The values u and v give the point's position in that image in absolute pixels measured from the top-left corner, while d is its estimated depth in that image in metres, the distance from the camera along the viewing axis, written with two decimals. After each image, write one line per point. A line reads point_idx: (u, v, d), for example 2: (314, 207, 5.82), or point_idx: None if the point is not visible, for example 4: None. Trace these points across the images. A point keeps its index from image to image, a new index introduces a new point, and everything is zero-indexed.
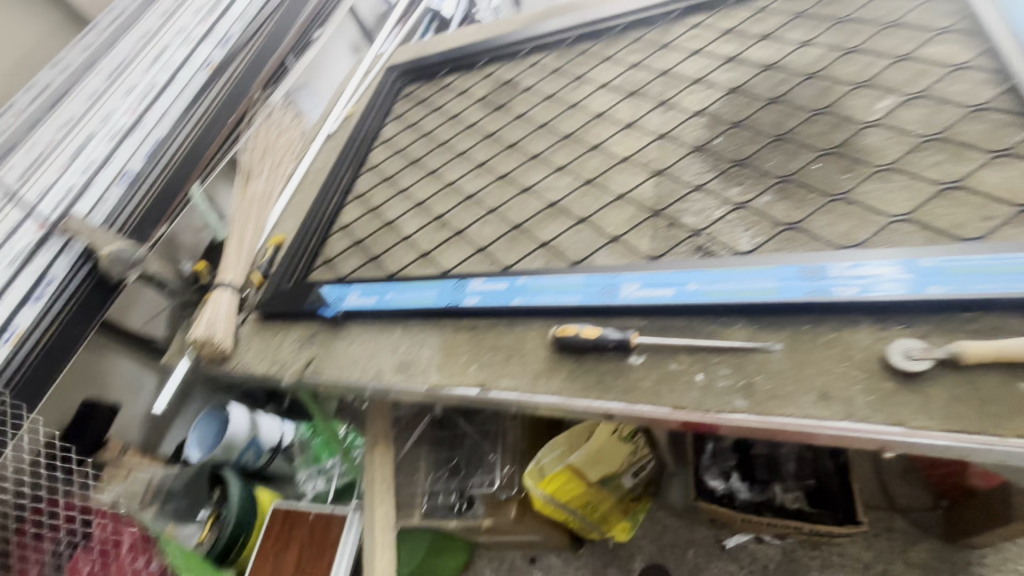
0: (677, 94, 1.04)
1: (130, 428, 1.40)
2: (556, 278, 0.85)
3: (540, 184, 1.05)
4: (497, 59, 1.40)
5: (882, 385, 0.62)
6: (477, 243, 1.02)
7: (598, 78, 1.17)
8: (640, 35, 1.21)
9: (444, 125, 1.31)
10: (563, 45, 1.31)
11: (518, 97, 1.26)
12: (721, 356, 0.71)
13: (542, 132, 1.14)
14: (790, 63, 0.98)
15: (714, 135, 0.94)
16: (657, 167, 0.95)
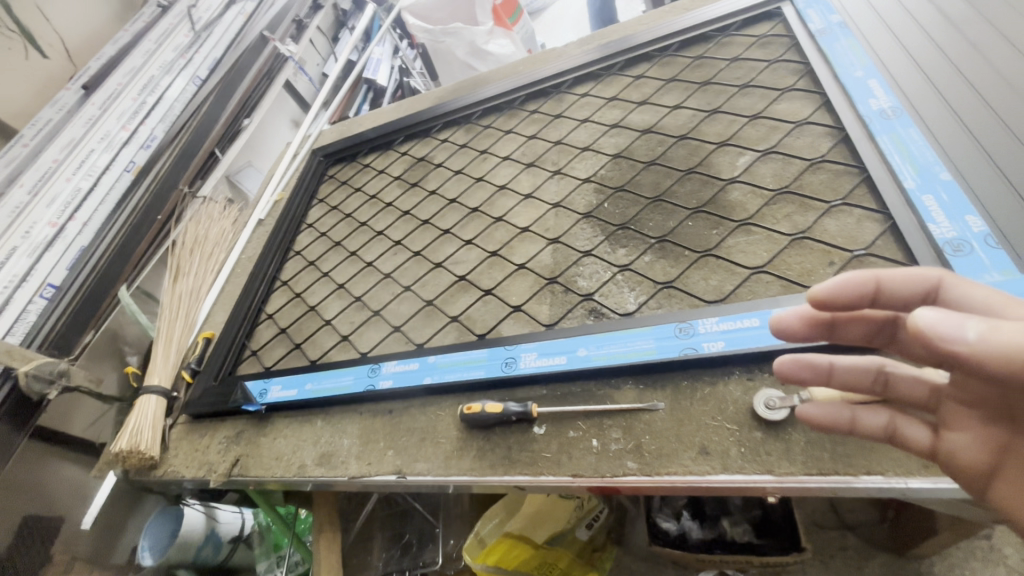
0: (570, 161, 1.12)
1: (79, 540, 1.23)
2: (462, 354, 0.89)
3: (452, 259, 1.10)
4: (413, 136, 1.48)
5: (753, 434, 0.66)
6: (394, 322, 1.05)
7: (500, 151, 1.25)
8: (538, 106, 1.31)
9: (365, 205, 1.37)
10: (471, 120, 1.40)
11: (432, 173, 1.33)
12: (612, 420, 0.74)
13: (453, 207, 1.20)
14: (663, 126, 1.07)
15: (602, 200, 1.01)
16: (553, 234, 1.01)
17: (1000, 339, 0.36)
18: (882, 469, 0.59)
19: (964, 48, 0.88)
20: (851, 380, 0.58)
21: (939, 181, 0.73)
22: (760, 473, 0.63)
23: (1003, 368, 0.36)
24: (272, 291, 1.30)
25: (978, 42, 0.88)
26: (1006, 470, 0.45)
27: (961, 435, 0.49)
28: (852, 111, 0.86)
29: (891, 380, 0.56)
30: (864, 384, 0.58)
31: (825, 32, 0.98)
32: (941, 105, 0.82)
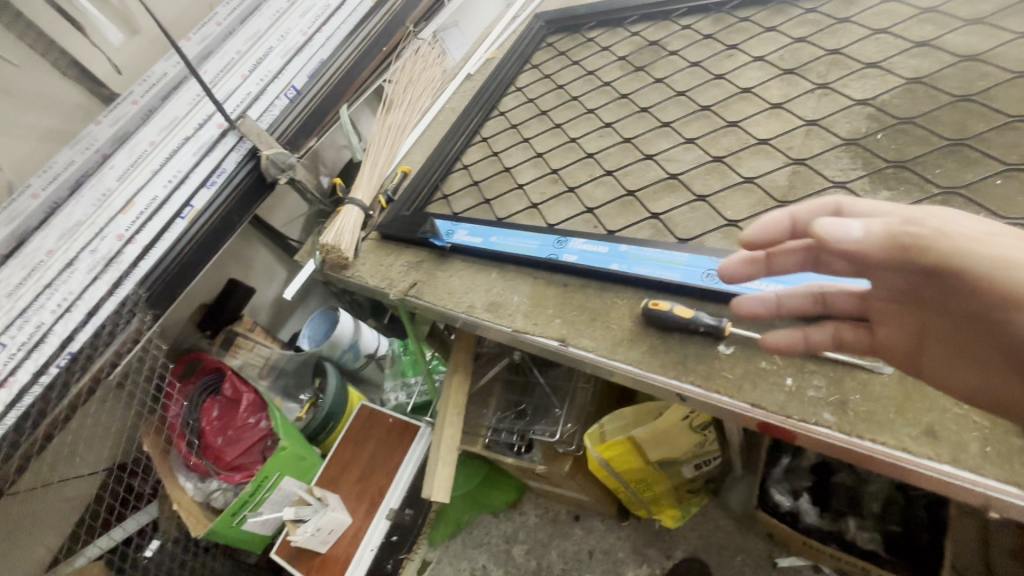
0: (843, 77, 0.94)
1: (261, 310, 1.63)
2: (659, 252, 0.85)
3: (666, 155, 1.02)
4: (648, 15, 1.34)
5: (1008, 440, 0.55)
6: (587, 203, 1.03)
7: (752, 50, 1.09)
8: (815, 4, 1.09)
9: (579, 80, 1.30)
10: (723, 10, 1.22)
11: (662, 60, 1.21)
12: (817, 366, 0.67)
13: (680, 101, 1.10)
14: (994, 56, 0.84)
15: (876, 130, 0.85)
16: (796, 156, 0.89)
17: (875, 230, 0.45)
18: None
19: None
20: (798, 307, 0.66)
21: None
22: (1004, 481, 0.53)
23: (886, 252, 0.45)
24: (470, 143, 1.33)
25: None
26: (916, 352, 0.53)
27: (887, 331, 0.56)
28: None
29: (827, 296, 0.64)
30: (805, 304, 0.66)
31: None
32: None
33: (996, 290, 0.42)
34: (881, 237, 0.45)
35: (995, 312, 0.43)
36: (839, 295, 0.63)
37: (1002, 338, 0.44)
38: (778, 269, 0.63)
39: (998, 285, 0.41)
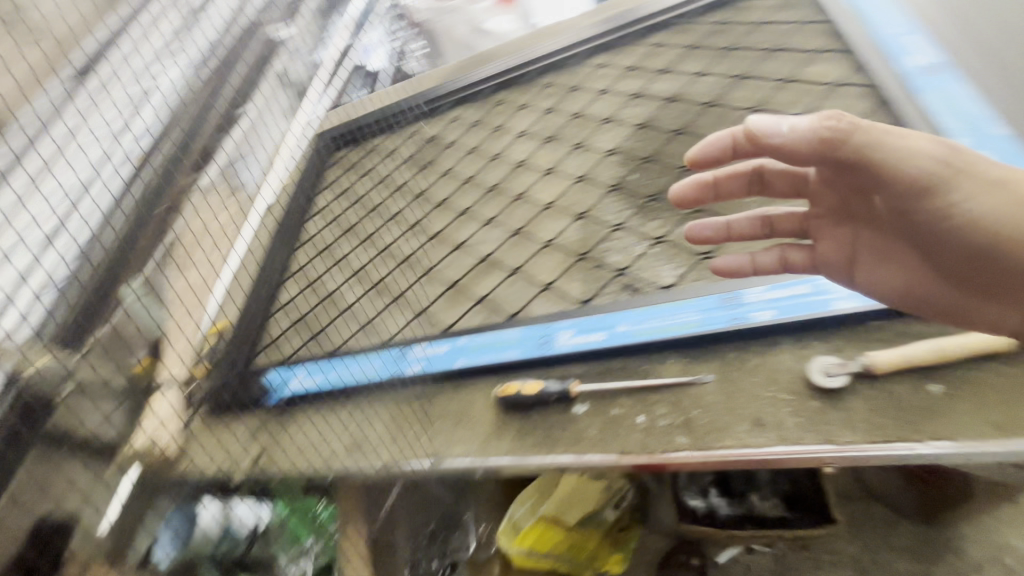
0: (590, 134, 1.09)
1: None
2: (494, 335, 0.87)
3: (474, 238, 1.07)
4: (421, 115, 1.43)
5: (809, 404, 0.63)
6: (416, 306, 1.02)
7: (515, 127, 1.23)
8: (552, 80, 1.27)
9: (375, 188, 1.33)
10: (481, 98, 1.37)
11: (445, 153, 1.29)
12: (657, 395, 0.72)
13: (472, 186, 1.18)
14: (687, 95, 1.04)
15: (629, 172, 0.99)
16: (579, 210, 0.99)
17: (802, 127, 0.52)
18: (956, 436, 0.56)
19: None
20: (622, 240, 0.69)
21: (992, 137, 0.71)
22: (822, 443, 0.60)
23: (811, 145, 0.53)
24: None
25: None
26: (853, 256, 0.63)
27: (825, 242, 0.65)
28: (890, 65, 0.84)
29: (773, 220, 0.71)
30: (754, 228, 0.72)
31: None
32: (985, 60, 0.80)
33: (901, 176, 0.52)
34: (808, 134, 0.52)
35: (905, 197, 0.53)
36: (784, 219, 0.71)
37: (914, 223, 0.55)
38: (724, 190, 0.72)
39: (905, 174, 0.52)
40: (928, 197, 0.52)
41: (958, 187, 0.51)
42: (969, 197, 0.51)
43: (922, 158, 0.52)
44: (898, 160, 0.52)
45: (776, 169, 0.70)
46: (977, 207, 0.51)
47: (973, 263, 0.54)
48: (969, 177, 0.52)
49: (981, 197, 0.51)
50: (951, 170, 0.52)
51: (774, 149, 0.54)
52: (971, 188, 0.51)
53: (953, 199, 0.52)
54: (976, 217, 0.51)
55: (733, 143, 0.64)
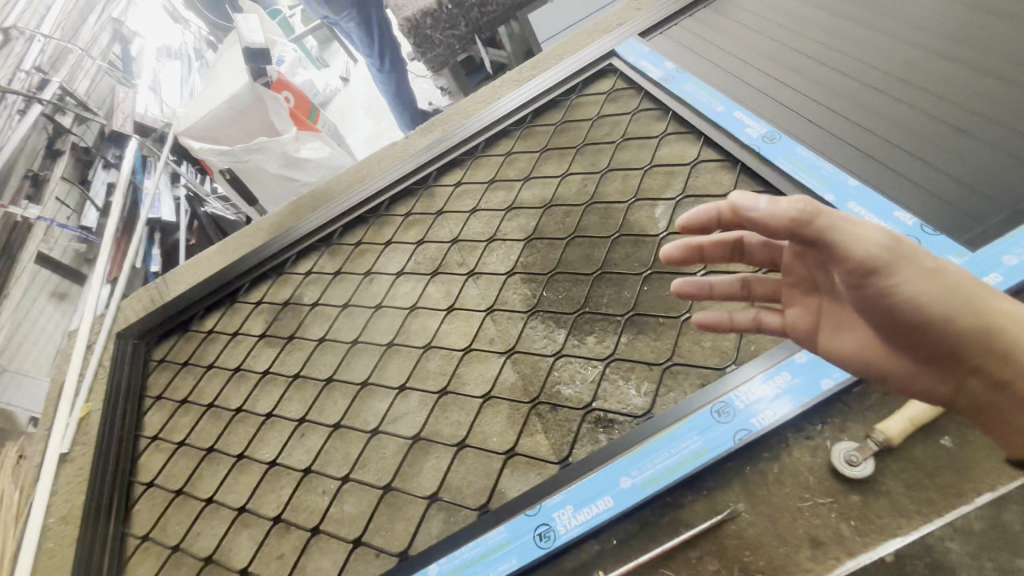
0: (479, 258, 1.01)
1: None
2: (475, 545, 0.68)
3: (389, 416, 0.87)
4: (262, 278, 1.20)
5: (850, 499, 0.59)
6: (348, 533, 0.78)
7: (387, 268, 1.09)
8: (408, 207, 1.17)
9: (229, 385, 1.05)
10: (331, 242, 1.20)
11: (310, 317, 1.08)
12: (698, 550, 0.61)
13: (362, 350, 0.99)
14: (561, 197, 1.02)
15: (539, 290, 0.91)
16: (504, 346, 0.88)
17: (782, 203, 0.51)
18: (993, 484, 0.55)
19: (789, 66, 0.99)
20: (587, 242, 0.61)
21: (850, 187, 0.78)
22: (890, 542, 0.55)
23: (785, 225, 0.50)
24: (126, 555, 0.91)
25: (800, 60, 0.99)
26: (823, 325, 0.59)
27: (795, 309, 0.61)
28: (735, 141, 0.91)
29: (751, 283, 0.66)
30: (732, 290, 0.67)
31: (668, 79, 1.06)
32: (805, 118, 0.90)
33: (850, 255, 0.48)
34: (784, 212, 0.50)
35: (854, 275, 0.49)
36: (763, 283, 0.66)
37: (864, 300, 0.50)
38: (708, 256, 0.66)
39: (850, 255, 0.48)
40: (874, 277, 0.48)
41: (901, 270, 0.47)
42: (913, 281, 0.47)
43: (865, 239, 0.48)
44: (847, 240, 0.48)
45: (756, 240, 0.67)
46: (922, 291, 0.47)
47: (927, 343, 0.49)
48: (917, 259, 0.47)
49: (927, 281, 0.47)
50: (895, 254, 0.47)
51: (754, 222, 0.53)
52: (918, 273, 0.47)
53: (898, 280, 0.47)
54: (924, 300, 0.47)
55: (720, 216, 0.58)
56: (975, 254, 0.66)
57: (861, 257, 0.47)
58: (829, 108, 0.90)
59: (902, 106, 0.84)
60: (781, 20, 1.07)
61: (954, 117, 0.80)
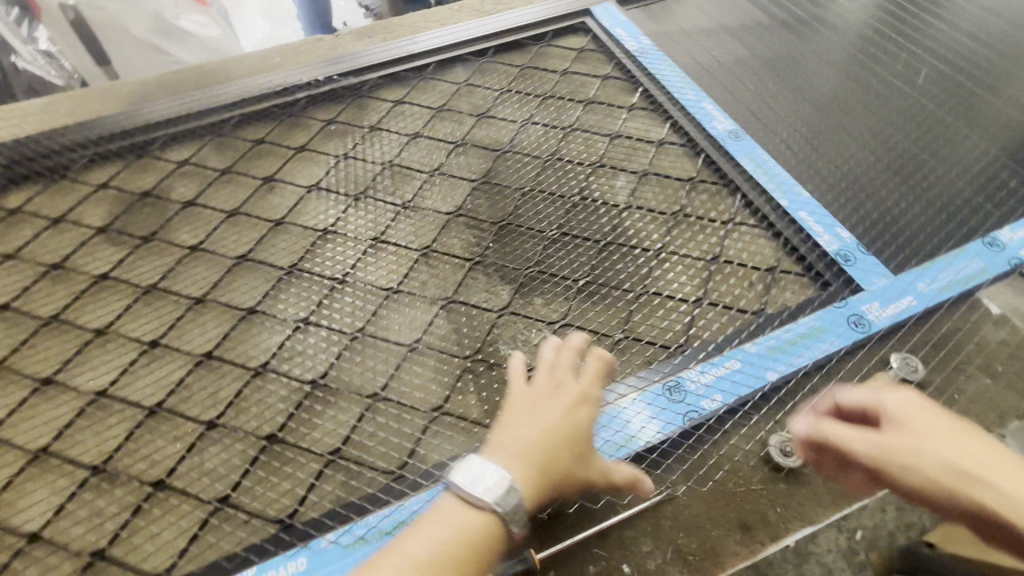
0: (416, 191, 0.87)
1: None
2: (387, 513, 0.57)
3: (280, 355, 0.70)
4: (109, 157, 0.91)
5: (776, 486, 0.61)
6: (209, 491, 0.61)
7: (295, 178, 0.88)
8: (331, 114, 0.97)
9: (39, 286, 0.77)
10: (220, 134, 0.94)
11: (179, 219, 0.84)
12: (634, 529, 0.58)
13: (250, 270, 0.78)
14: (519, 145, 0.92)
15: (484, 241, 0.81)
16: (438, 294, 0.76)
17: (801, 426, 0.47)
18: None
19: (755, 71, 1.00)
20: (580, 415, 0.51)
21: (801, 199, 0.82)
22: (808, 529, 0.58)
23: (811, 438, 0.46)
24: None
25: (763, 69, 1.01)
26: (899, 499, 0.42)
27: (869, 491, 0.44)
28: (702, 131, 0.91)
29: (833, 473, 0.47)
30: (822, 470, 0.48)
31: (643, 53, 1.02)
32: (766, 124, 0.92)
33: (849, 437, 0.43)
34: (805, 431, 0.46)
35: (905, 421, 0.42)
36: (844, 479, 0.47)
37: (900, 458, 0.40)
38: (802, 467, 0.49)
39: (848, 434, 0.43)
40: (947, 461, 0.39)
41: (964, 437, 0.40)
42: (979, 457, 0.39)
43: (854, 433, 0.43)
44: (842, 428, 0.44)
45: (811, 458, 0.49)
46: (981, 464, 0.38)
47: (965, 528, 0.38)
48: (941, 425, 0.41)
49: (992, 456, 0.39)
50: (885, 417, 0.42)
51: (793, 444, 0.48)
52: (988, 451, 0.39)
53: (959, 447, 0.39)
54: (980, 473, 0.38)
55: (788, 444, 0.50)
56: (895, 278, 0.73)
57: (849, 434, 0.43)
58: (787, 121, 0.93)
59: (848, 136, 0.90)
60: (754, 26, 1.09)
61: (889, 157, 0.87)
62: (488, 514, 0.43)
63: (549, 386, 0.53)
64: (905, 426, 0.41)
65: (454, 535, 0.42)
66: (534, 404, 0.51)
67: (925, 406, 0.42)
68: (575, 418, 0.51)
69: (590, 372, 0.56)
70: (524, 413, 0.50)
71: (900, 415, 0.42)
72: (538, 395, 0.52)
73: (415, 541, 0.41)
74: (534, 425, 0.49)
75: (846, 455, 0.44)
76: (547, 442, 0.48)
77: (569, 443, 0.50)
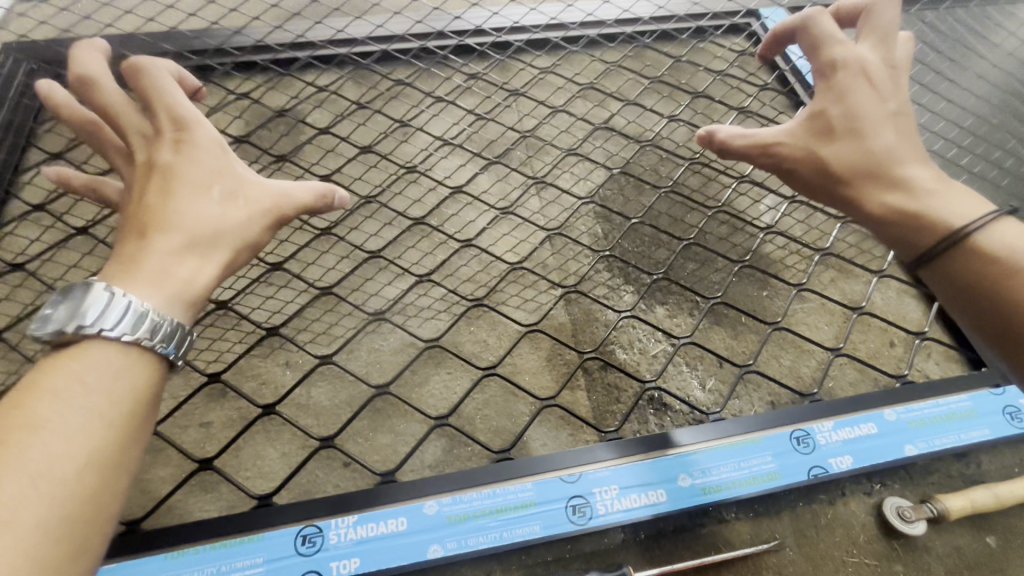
0: (551, 167, 0.83)
1: None
2: (488, 496, 0.55)
3: (399, 306, 0.68)
4: (252, 67, 0.88)
5: (892, 566, 0.57)
6: (311, 426, 0.60)
7: (430, 128, 0.85)
8: (475, 68, 0.92)
9: None
10: (360, 64, 0.91)
11: (311, 145, 0.82)
12: (734, 572, 0.56)
13: (375, 212, 0.77)
14: (664, 141, 0.86)
15: (614, 233, 0.77)
16: (560, 278, 0.73)
17: (806, 132, 0.47)
18: None
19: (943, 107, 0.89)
20: (240, 205, 0.43)
21: None
22: None
23: (819, 144, 0.46)
24: None
25: None
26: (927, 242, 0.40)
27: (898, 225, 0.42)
28: None
29: (848, 194, 0.44)
30: (821, 189, 0.46)
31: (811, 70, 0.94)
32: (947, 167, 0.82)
33: (870, 139, 0.44)
34: (811, 139, 0.46)
35: (862, 112, 0.45)
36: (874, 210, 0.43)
37: (823, 161, 0.45)
38: (803, 181, 0.47)
39: (872, 139, 0.44)
40: (863, 169, 0.43)
41: (915, 164, 0.43)
42: (927, 182, 0.42)
43: (878, 134, 0.44)
44: (868, 129, 0.44)
45: (811, 172, 0.46)
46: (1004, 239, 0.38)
47: None
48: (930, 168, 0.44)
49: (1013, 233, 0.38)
50: (900, 143, 0.44)
51: (792, 157, 0.47)
52: (928, 181, 0.42)
53: (903, 168, 0.43)
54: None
55: (786, 160, 0.47)
56: None
57: (872, 133, 0.44)
58: (964, 175, 0.84)
59: None
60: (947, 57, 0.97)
61: None
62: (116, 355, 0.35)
63: (165, 149, 0.43)
64: (847, 124, 0.45)
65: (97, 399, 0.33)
66: (170, 171, 0.42)
67: (878, 107, 0.45)
68: (238, 204, 0.43)
69: (290, 208, 0.46)
70: (155, 196, 0.41)
71: (838, 108, 0.46)
72: (176, 165, 0.43)
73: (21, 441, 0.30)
74: (173, 203, 0.41)
75: (862, 165, 0.44)
76: (204, 239, 0.41)
77: (220, 201, 0.43)
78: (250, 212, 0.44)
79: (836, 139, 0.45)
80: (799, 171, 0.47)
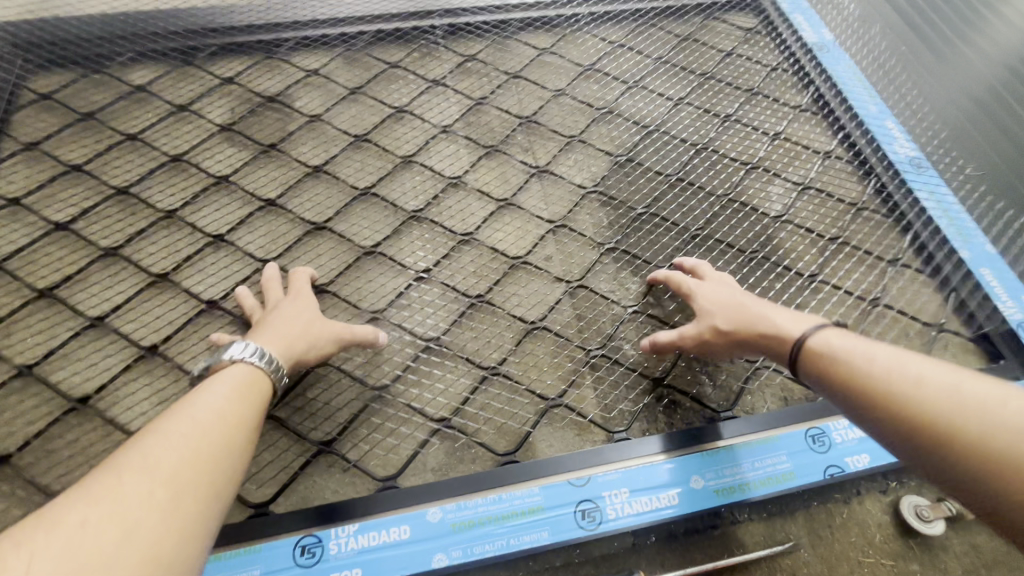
0: (552, 153, 0.79)
1: None
2: (495, 501, 0.54)
3: (397, 303, 0.66)
4: (236, 48, 0.84)
5: (909, 566, 0.55)
6: (307, 429, 0.58)
7: (425, 113, 0.81)
8: (471, 49, 0.88)
9: (157, 174, 0.73)
10: (351, 46, 0.86)
11: (300, 132, 0.78)
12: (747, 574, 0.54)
13: (370, 203, 0.73)
14: (670, 126, 0.83)
15: (619, 224, 0.74)
16: (563, 271, 0.70)
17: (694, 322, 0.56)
18: None
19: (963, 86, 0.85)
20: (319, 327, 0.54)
21: (985, 252, 0.74)
22: None
23: (709, 324, 0.54)
24: None
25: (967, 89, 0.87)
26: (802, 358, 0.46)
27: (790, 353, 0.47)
28: (880, 153, 0.81)
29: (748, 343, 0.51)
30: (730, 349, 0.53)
31: (823, 49, 0.90)
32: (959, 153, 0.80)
33: (735, 307, 0.53)
34: (699, 321, 0.55)
35: (722, 298, 0.55)
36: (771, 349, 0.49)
37: (718, 332, 0.53)
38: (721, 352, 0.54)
39: (736, 306, 0.53)
40: (744, 324, 0.51)
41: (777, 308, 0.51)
42: (789, 320, 0.48)
43: (737, 304, 0.53)
44: (726, 303, 0.54)
45: (717, 343, 0.54)
46: (845, 344, 0.43)
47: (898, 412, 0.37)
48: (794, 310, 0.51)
49: (851, 337, 0.44)
50: (756, 300, 0.53)
51: (696, 338, 0.55)
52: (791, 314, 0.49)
53: (768, 310, 0.50)
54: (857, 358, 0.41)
55: (698, 340, 0.55)
56: None
57: (734, 303, 0.53)
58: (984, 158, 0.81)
59: None
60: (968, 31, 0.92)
61: None
62: (239, 375, 0.41)
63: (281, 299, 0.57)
64: (719, 303, 0.55)
65: (214, 411, 0.36)
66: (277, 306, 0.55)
67: (730, 288, 0.56)
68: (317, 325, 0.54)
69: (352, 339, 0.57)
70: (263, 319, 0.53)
71: (705, 300, 0.56)
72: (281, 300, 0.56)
73: (155, 442, 0.33)
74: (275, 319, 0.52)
75: (740, 328, 0.51)
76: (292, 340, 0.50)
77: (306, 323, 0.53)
78: (342, 335, 0.56)
79: (719, 314, 0.54)
80: (712, 346, 0.54)
